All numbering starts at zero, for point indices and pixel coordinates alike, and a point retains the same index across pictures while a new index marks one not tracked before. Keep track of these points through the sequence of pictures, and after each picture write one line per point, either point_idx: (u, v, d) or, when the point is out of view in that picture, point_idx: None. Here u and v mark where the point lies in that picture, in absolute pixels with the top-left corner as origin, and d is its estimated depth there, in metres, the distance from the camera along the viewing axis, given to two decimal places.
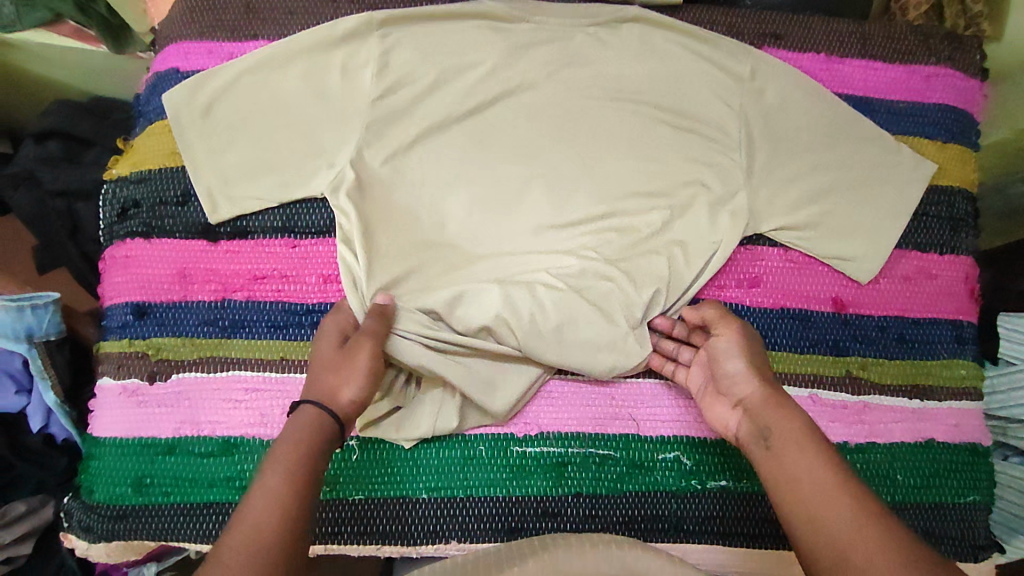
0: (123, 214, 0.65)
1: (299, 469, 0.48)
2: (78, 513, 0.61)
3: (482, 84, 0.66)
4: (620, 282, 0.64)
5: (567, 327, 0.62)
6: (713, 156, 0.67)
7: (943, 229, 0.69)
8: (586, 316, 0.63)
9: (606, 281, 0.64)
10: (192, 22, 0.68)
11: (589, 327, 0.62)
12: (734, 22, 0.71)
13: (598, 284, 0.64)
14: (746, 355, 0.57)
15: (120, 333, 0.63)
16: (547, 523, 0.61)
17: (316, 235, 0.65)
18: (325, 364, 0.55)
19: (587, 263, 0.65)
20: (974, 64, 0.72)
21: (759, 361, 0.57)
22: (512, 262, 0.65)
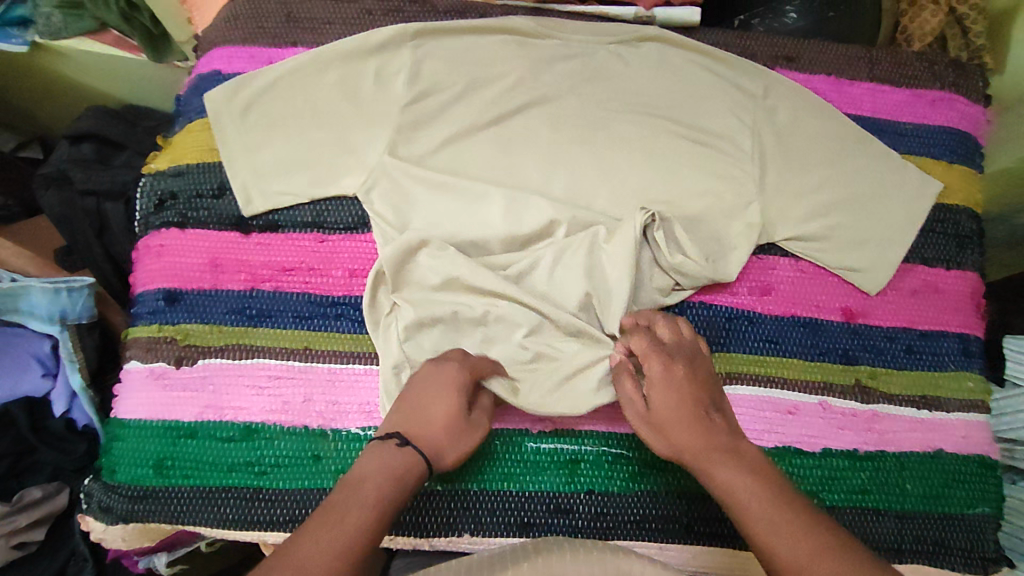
0: (160, 204, 0.68)
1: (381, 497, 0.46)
2: (98, 493, 0.62)
3: (509, 93, 0.70)
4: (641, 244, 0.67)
5: (593, 267, 0.65)
6: (729, 169, 0.69)
7: (949, 245, 0.72)
8: (609, 258, 0.65)
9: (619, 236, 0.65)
10: (236, 28, 0.72)
11: (607, 266, 0.65)
12: (748, 45, 0.75)
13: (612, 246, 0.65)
14: (665, 409, 0.54)
15: (150, 318, 0.65)
16: (558, 520, 0.62)
17: (344, 231, 0.67)
18: (450, 424, 0.54)
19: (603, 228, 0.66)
20: (977, 91, 0.76)
21: (691, 403, 0.54)
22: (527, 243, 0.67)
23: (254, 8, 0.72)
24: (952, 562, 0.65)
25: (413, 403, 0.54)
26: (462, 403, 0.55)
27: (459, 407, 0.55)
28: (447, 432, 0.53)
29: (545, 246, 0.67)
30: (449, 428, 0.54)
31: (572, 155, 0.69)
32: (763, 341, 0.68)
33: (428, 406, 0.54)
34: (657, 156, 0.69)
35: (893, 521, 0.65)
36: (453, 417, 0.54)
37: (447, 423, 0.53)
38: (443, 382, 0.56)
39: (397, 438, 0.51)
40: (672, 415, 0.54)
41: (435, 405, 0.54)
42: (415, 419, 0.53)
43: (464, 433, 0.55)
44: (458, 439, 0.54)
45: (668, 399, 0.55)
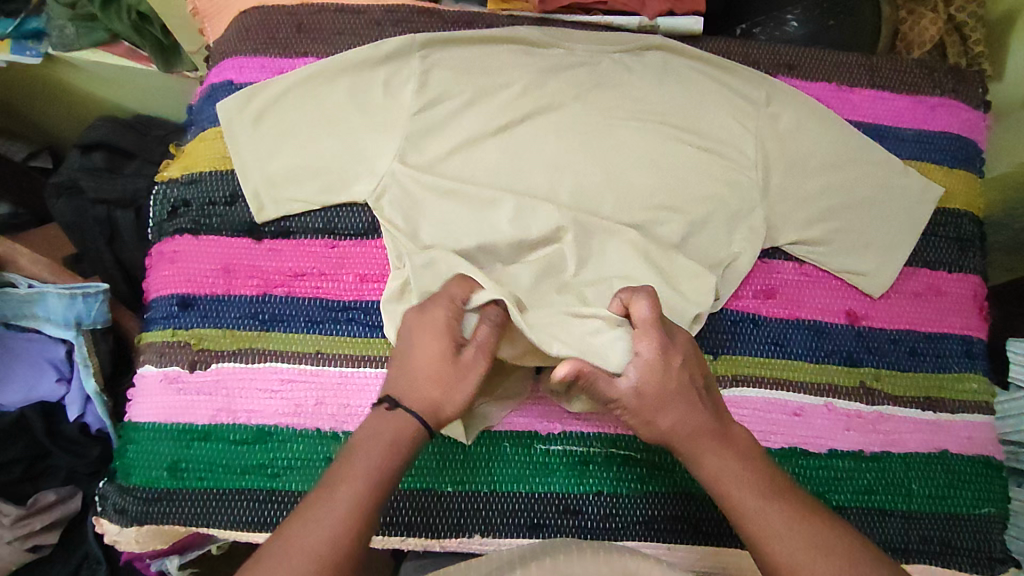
0: (173, 212, 0.69)
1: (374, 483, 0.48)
2: (113, 496, 0.63)
3: (516, 101, 0.71)
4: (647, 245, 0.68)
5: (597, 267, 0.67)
6: (732, 175, 0.70)
7: (951, 248, 0.72)
8: (614, 256, 0.68)
9: (626, 239, 0.68)
10: (248, 39, 0.73)
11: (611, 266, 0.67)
12: (750, 53, 0.76)
13: (618, 245, 0.68)
14: (654, 391, 0.53)
15: (164, 323, 0.66)
16: (567, 521, 0.63)
17: (355, 237, 0.69)
18: (437, 373, 0.53)
19: (609, 231, 0.68)
20: (976, 97, 0.77)
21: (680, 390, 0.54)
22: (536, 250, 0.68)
23: (266, 20, 0.74)
24: (959, 562, 0.65)
25: (401, 361, 0.55)
26: (448, 346, 0.54)
27: (445, 349, 0.54)
28: (433, 381, 0.53)
29: (553, 250, 0.67)
30: (438, 376, 0.53)
31: (578, 161, 0.70)
32: (769, 344, 0.68)
33: (415, 358, 0.54)
34: (661, 161, 0.71)
35: (898, 521, 0.65)
36: (442, 364, 0.53)
37: (435, 373, 0.53)
38: (427, 330, 0.55)
39: (388, 403, 0.52)
40: (660, 398, 0.53)
41: (422, 355, 0.54)
42: (403, 376, 0.53)
43: (458, 377, 0.53)
44: (451, 386, 0.53)
45: (659, 383, 0.53)
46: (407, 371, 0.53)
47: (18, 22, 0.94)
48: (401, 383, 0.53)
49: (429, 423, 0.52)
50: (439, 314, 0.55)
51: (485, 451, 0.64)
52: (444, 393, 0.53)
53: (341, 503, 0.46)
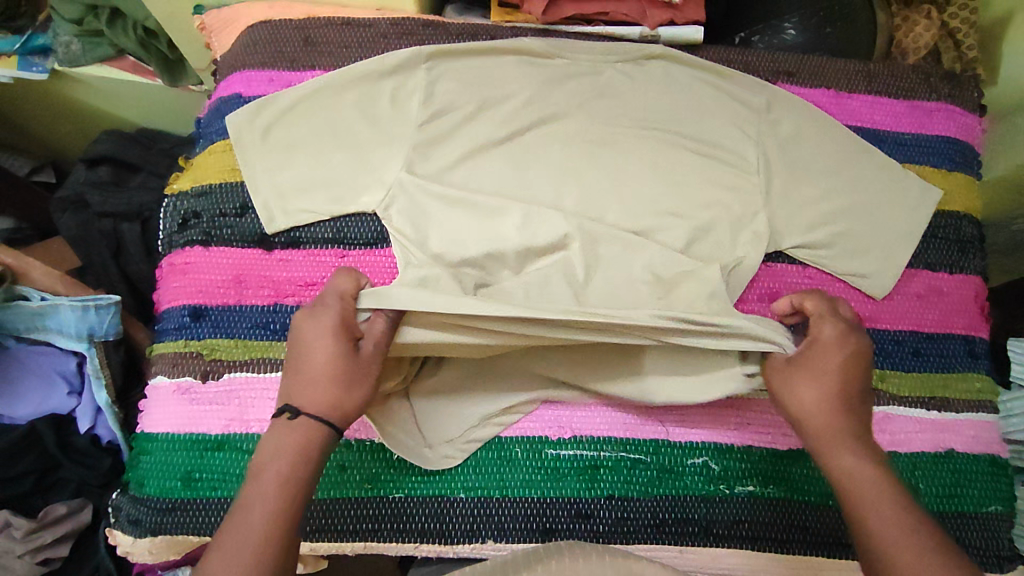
0: (183, 224, 0.70)
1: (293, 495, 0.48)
2: (127, 507, 0.63)
3: (522, 111, 0.72)
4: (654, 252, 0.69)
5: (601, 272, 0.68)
6: (734, 180, 0.71)
7: (951, 250, 0.74)
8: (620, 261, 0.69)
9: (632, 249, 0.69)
10: (256, 53, 0.74)
11: (615, 274, 0.68)
12: (749, 61, 0.78)
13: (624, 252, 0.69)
14: (823, 366, 0.54)
15: (176, 334, 0.67)
16: (579, 525, 0.63)
17: (364, 246, 0.69)
18: (337, 370, 0.52)
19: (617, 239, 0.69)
20: (972, 101, 0.78)
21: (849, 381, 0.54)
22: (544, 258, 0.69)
23: (273, 34, 0.75)
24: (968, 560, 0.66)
25: (296, 364, 0.53)
26: (345, 341, 0.53)
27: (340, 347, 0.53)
28: (334, 378, 0.52)
29: (560, 255, 0.68)
30: (339, 373, 0.52)
31: (583, 168, 0.71)
32: None
33: (309, 358, 0.53)
34: (665, 168, 0.72)
35: None
36: (342, 360, 0.53)
37: (332, 371, 0.52)
38: (321, 330, 0.54)
39: (289, 411, 0.51)
40: (824, 373, 0.54)
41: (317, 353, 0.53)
42: (300, 379, 0.52)
43: (354, 371, 0.53)
44: (352, 381, 0.53)
45: (826, 362, 0.54)
46: (305, 375, 0.52)
47: (25, 39, 0.95)
48: (299, 389, 0.52)
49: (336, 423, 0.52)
50: (329, 314, 0.54)
51: (465, 456, 0.63)
52: (348, 390, 0.52)
53: (256, 518, 0.46)
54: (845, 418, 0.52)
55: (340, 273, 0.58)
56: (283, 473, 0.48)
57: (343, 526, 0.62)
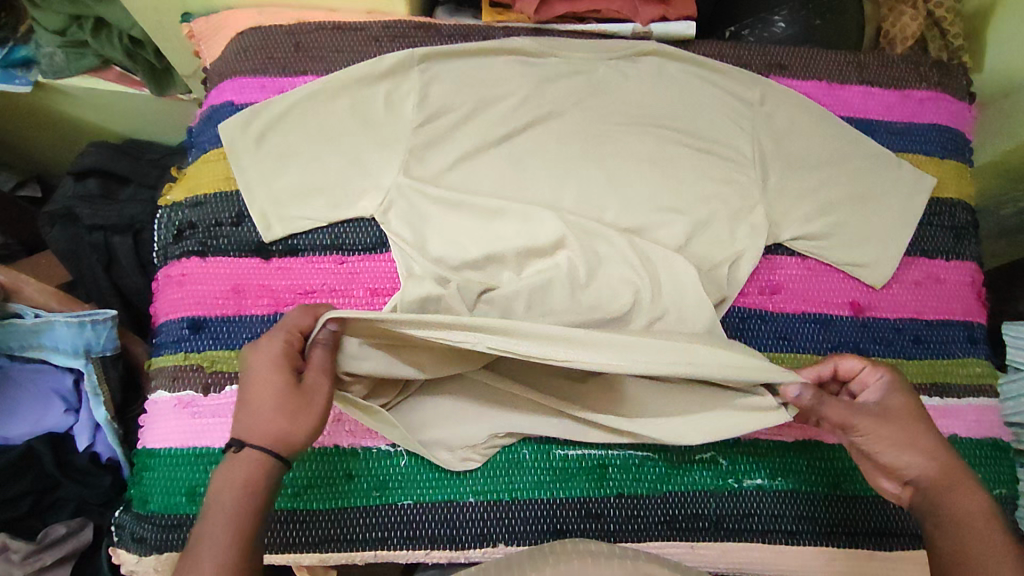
0: (178, 235, 0.69)
1: (245, 532, 0.47)
2: (130, 524, 0.62)
3: (516, 111, 0.72)
4: (652, 249, 0.69)
5: (600, 268, 0.68)
6: (730, 173, 0.72)
7: (947, 237, 0.74)
8: (621, 256, 0.68)
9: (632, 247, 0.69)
10: (247, 60, 0.74)
11: (614, 272, 0.68)
12: (742, 55, 0.78)
13: (626, 250, 0.68)
14: (899, 411, 0.53)
15: (176, 347, 0.66)
16: (589, 525, 0.63)
17: (363, 252, 0.69)
18: (282, 404, 0.50)
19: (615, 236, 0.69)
20: (961, 89, 0.79)
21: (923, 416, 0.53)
22: (546, 258, 0.69)
23: (264, 40, 0.74)
24: None
25: (242, 399, 0.51)
26: (288, 374, 0.51)
27: (286, 381, 0.50)
28: (280, 414, 0.50)
29: (560, 254, 0.68)
30: (284, 407, 0.50)
31: (580, 166, 0.71)
32: (777, 338, 0.69)
33: (253, 393, 0.50)
34: (662, 164, 0.72)
35: None
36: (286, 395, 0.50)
37: (277, 405, 0.50)
38: (264, 363, 0.51)
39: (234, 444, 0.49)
40: (907, 417, 0.53)
41: (261, 388, 0.50)
42: (244, 415, 0.50)
43: (301, 403, 0.50)
44: (297, 414, 0.50)
45: (904, 407, 0.53)
46: (249, 407, 0.50)
47: (7, 51, 0.94)
48: (243, 421, 0.50)
49: (284, 455, 0.50)
50: (273, 345, 0.52)
51: (482, 459, 0.63)
52: (293, 422, 0.50)
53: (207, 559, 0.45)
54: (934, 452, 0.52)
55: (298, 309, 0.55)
56: (231, 509, 0.47)
57: (353, 535, 0.61)
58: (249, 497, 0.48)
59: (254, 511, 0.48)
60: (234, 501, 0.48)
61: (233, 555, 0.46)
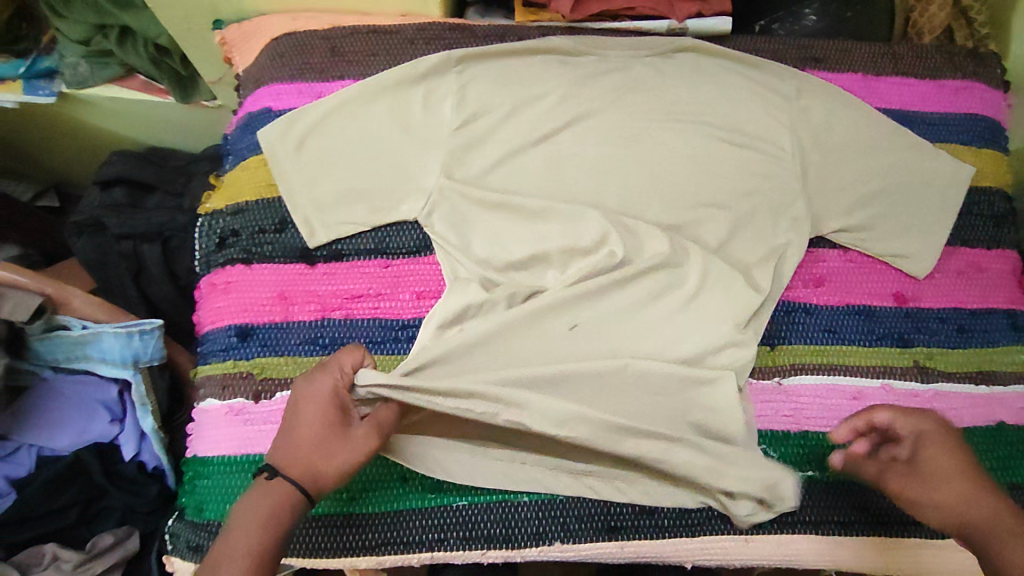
0: (221, 243, 0.69)
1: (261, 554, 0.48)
2: (185, 533, 0.62)
3: (554, 111, 0.72)
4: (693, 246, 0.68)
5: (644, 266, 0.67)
6: (769, 168, 0.72)
7: (987, 226, 0.74)
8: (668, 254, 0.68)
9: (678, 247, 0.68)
10: (283, 66, 0.73)
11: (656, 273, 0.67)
12: (776, 48, 0.78)
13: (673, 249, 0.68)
14: (941, 460, 0.53)
15: (224, 355, 0.65)
16: (644, 521, 0.62)
17: (408, 255, 0.68)
18: (321, 440, 0.52)
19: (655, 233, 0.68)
20: (995, 78, 0.79)
21: (973, 472, 0.53)
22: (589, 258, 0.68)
23: (300, 46, 0.74)
24: None
25: (286, 429, 0.53)
26: (337, 412, 0.54)
27: (333, 418, 0.53)
28: (318, 450, 0.52)
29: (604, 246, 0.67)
30: (316, 448, 0.52)
31: (621, 165, 0.71)
32: (822, 331, 0.69)
33: (298, 425, 0.53)
34: (701, 160, 0.72)
35: None
36: (329, 430, 0.53)
37: (319, 439, 0.52)
38: (315, 397, 0.54)
39: (268, 472, 0.51)
40: (948, 471, 0.53)
41: (308, 418, 0.53)
42: (285, 447, 0.52)
43: (338, 446, 0.52)
44: (332, 452, 0.52)
45: (945, 461, 0.53)
46: (287, 439, 0.52)
47: (30, 62, 0.94)
48: (282, 451, 0.52)
49: (310, 493, 0.51)
50: (327, 380, 0.55)
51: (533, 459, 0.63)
52: (329, 461, 0.52)
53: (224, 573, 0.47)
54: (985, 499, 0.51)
55: (345, 347, 0.58)
56: (253, 534, 0.48)
57: (408, 537, 0.61)
58: (270, 526, 0.49)
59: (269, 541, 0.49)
60: (251, 529, 0.49)
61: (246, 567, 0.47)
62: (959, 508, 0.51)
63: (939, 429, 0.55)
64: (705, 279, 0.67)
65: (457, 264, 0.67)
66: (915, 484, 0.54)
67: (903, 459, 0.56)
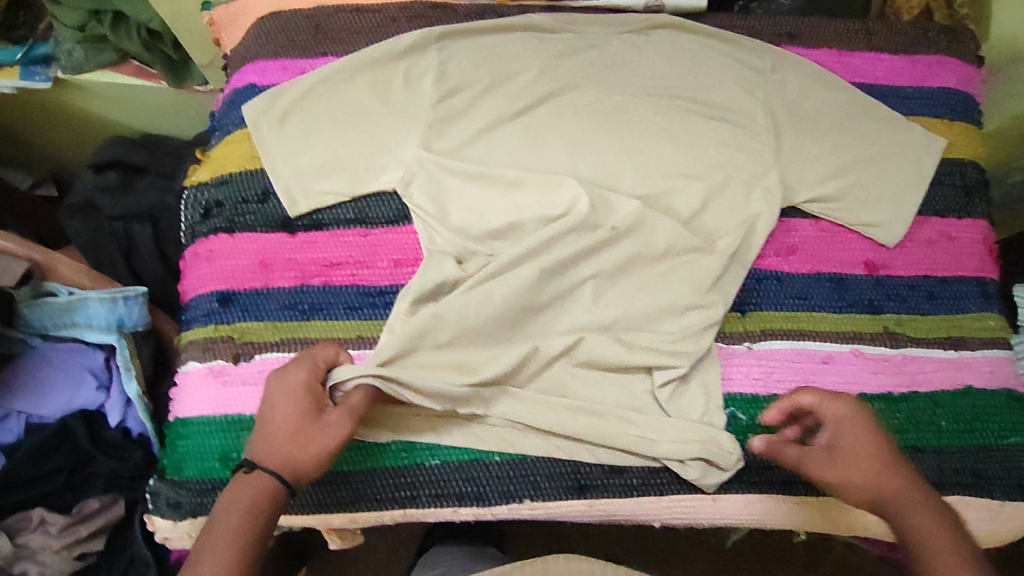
0: (206, 213, 0.71)
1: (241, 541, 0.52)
2: (165, 491, 0.63)
3: (531, 86, 0.73)
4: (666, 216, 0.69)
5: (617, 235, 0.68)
6: (743, 140, 0.73)
7: (959, 196, 0.75)
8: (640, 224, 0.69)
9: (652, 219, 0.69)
10: (267, 44, 0.75)
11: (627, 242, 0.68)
12: (752, 26, 0.79)
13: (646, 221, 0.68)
14: (858, 440, 0.58)
15: (206, 320, 0.67)
16: (613, 480, 0.64)
17: (386, 225, 0.70)
18: (295, 431, 0.55)
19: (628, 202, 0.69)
20: (969, 53, 0.81)
21: (884, 450, 0.58)
22: None
23: (284, 24, 0.76)
24: (997, 491, 0.65)
25: (261, 423, 0.56)
26: (310, 404, 0.56)
27: (305, 409, 0.56)
28: (293, 441, 0.55)
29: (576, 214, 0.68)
30: (295, 438, 0.55)
31: (597, 137, 0.72)
32: (794, 298, 0.70)
33: (272, 419, 0.56)
34: (675, 134, 0.73)
35: (931, 457, 0.65)
36: (303, 422, 0.55)
37: (292, 431, 0.55)
38: (287, 390, 0.57)
39: (247, 465, 0.55)
40: (863, 451, 0.57)
41: (280, 410, 0.56)
42: (261, 441, 0.55)
43: (313, 436, 0.55)
44: (306, 442, 0.55)
45: (861, 441, 0.58)
46: (266, 433, 0.55)
47: (26, 49, 0.96)
48: (259, 444, 0.55)
49: (288, 482, 0.54)
50: (299, 373, 0.57)
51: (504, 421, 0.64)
52: (302, 450, 0.55)
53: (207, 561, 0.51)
54: (891, 476, 0.57)
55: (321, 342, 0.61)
56: (233, 524, 0.52)
57: (382, 494, 0.62)
58: (251, 514, 0.53)
59: (250, 528, 0.53)
60: (236, 518, 0.53)
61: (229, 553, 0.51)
62: (874, 487, 0.57)
63: (857, 408, 0.59)
64: (679, 247, 0.68)
65: (434, 233, 0.69)
66: (839, 469, 0.57)
67: (823, 444, 0.59)
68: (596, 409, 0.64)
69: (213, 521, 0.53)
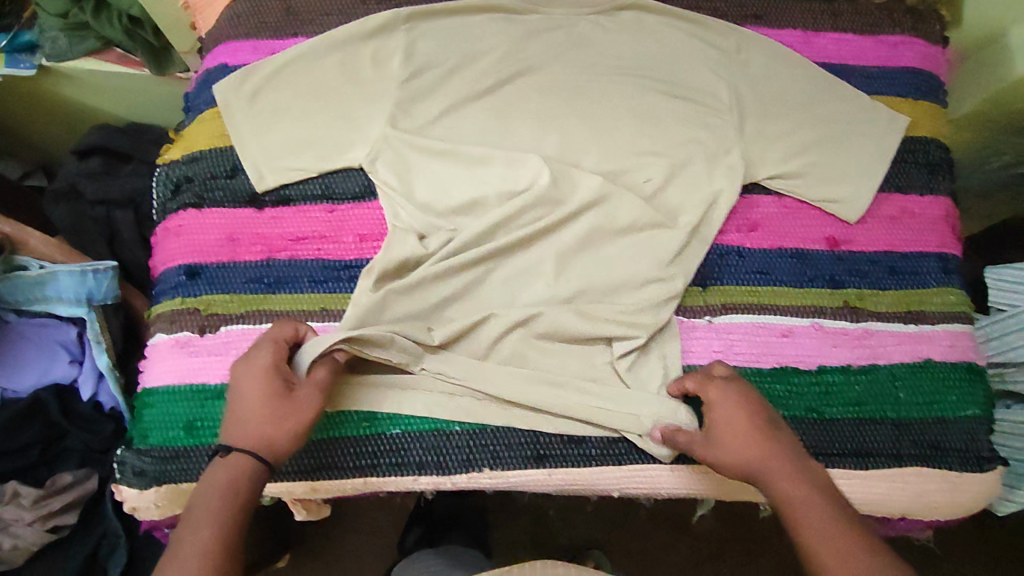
0: (176, 189, 0.72)
1: (224, 524, 0.51)
2: (131, 460, 0.64)
3: (498, 65, 0.74)
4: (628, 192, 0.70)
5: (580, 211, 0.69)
6: (707, 119, 0.74)
7: (922, 173, 0.76)
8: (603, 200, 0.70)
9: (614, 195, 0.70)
10: (239, 25, 0.77)
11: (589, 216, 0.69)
12: (718, 7, 0.80)
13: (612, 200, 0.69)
14: (731, 415, 0.59)
15: (173, 293, 0.68)
16: (572, 450, 0.64)
17: (353, 200, 0.71)
18: (266, 408, 0.56)
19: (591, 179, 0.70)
20: (935, 34, 0.81)
21: (756, 424, 0.58)
22: None
23: (257, 6, 0.77)
24: (950, 461, 0.67)
25: (230, 407, 0.57)
26: (278, 382, 0.57)
27: (272, 387, 0.56)
28: (266, 420, 0.55)
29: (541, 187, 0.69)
30: (267, 415, 0.55)
31: (561, 115, 0.73)
32: (755, 273, 0.70)
33: (241, 401, 0.56)
34: (640, 112, 0.74)
35: (890, 429, 0.67)
36: (273, 400, 0.56)
37: (264, 409, 0.56)
38: (254, 371, 0.57)
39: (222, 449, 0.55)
40: (735, 425, 0.58)
41: (248, 390, 0.57)
42: (231, 422, 0.56)
43: (287, 411, 0.56)
44: (280, 419, 0.56)
45: (735, 415, 0.59)
46: (237, 414, 0.56)
47: (11, 36, 0.98)
48: (230, 427, 0.56)
49: (266, 460, 0.55)
50: (264, 353, 0.58)
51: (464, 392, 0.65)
52: (276, 425, 0.55)
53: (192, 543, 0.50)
54: (766, 447, 0.57)
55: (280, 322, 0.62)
56: (213, 505, 0.52)
57: (344, 463, 0.63)
58: (231, 493, 0.53)
59: (231, 508, 0.52)
60: (216, 499, 0.52)
61: (216, 532, 0.51)
62: (750, 459, 0.57)
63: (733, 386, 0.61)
64: (640, 223, 0.69)
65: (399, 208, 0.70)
66: (714, 444, 0.58)
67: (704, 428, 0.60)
68: (556, 380, 0.64)
69: (192, 505, 0.53)
